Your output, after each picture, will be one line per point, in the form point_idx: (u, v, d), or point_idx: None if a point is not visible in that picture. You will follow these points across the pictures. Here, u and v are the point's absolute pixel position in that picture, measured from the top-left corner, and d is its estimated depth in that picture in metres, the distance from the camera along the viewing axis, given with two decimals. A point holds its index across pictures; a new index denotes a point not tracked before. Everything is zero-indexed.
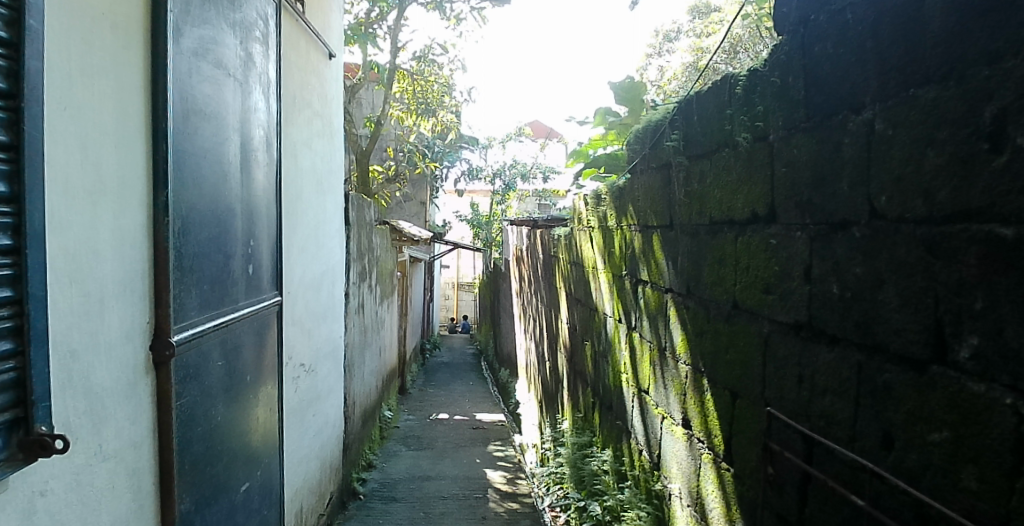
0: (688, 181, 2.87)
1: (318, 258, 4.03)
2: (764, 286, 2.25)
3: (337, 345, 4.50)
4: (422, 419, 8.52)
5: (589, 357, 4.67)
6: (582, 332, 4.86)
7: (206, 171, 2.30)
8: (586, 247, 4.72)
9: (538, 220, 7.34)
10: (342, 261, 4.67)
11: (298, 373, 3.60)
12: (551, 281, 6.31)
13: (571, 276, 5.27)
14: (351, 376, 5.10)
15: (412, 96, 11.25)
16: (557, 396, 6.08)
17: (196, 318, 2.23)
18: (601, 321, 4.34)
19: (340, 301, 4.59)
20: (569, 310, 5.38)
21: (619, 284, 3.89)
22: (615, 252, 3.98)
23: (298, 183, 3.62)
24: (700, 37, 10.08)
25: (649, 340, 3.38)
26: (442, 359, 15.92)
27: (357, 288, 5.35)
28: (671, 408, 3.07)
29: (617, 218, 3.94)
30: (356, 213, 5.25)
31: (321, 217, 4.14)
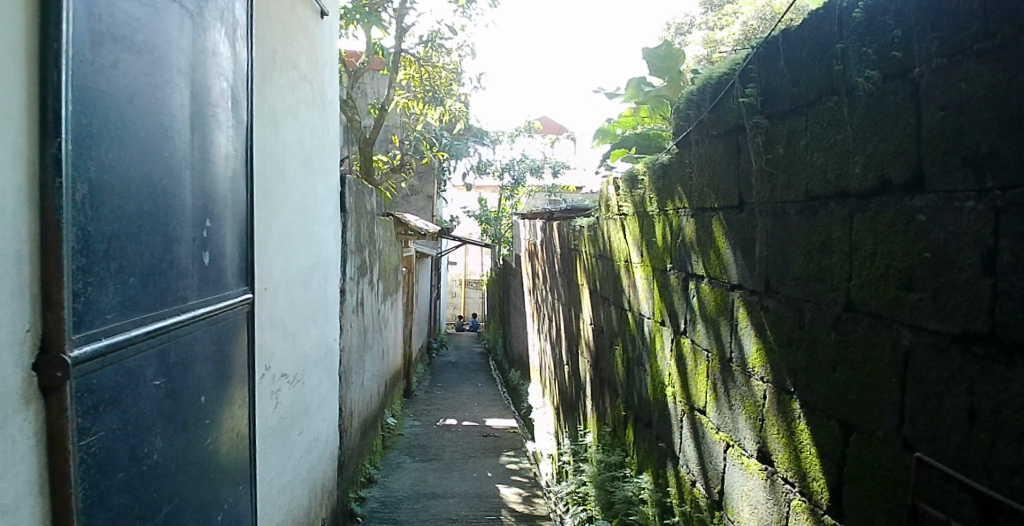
0: (767, 147, 2.24)
1: (306, 248, 3.42)
2: (904, 281, 1.61)
3: (328, 350, 3.88)
4: (428, 425, 7.89)
5: (620, 365, 4.03)
6: (611, 335, 4.22)
7: (132, 121, 1.67)
8: (616, 238, 4.08)
9: (555, 211, 6.70)
10: (337, 254, 4.06)
11: (280, 385, 2.99)
12: (570, 278, 5.67)
13: (595, 272, 4.63)
14: (348, 384, 4.49)
15: (418, 83, 10.61)
16: (578, 405, 5.43)
17: (118, 322, 1.61)
18: (636, 324, 3.70)
19: (333, 300, 3.98)
20: (592, 310, 4.74)
21: (662, 280, 3.25)
22: (656, 242, 3.35)
23: (280, 158, 3.01)
24: (709, 30, 9.43)
25: (705, 347, 2.75)
26: (450, 359, 15.30)
27: (355, 284, 4.73)
28: (739, 434, 2.44)
29: (659, 201, 3.30)
30: (354, 200, 4.64)
31: (311, 200, 3.53)
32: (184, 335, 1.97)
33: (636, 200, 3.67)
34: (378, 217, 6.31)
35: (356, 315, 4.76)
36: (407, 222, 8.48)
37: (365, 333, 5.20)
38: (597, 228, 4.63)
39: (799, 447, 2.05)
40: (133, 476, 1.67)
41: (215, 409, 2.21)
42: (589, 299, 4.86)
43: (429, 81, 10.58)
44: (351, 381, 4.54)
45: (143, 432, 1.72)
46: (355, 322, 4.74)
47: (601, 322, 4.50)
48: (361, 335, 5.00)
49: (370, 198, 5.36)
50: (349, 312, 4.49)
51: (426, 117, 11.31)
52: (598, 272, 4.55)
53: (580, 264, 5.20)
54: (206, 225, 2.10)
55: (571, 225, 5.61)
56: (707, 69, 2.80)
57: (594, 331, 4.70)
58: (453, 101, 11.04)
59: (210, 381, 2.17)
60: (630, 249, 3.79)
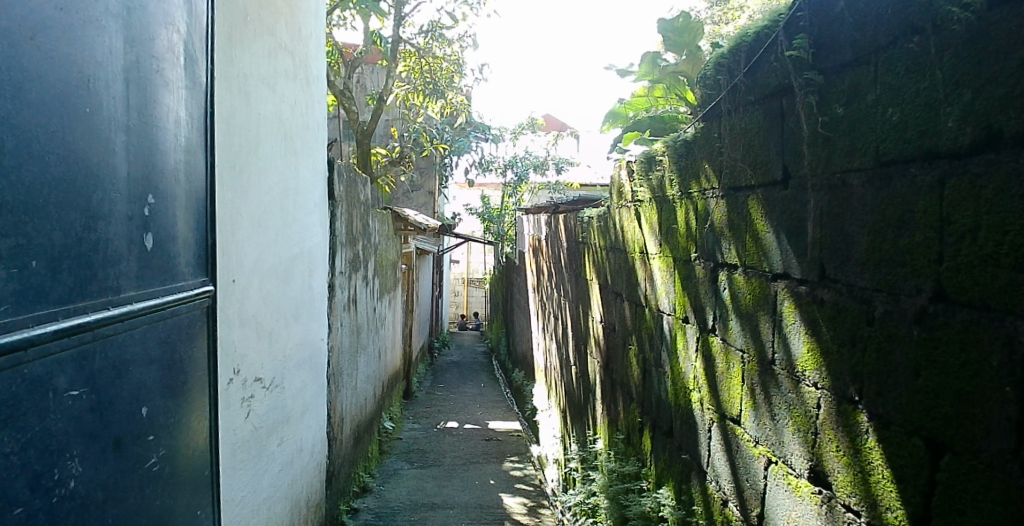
0: (824, 107, 1.87)
1: (287, 238, 3.07)
2: (1020, 262, 1.25)
3: (315, 351, 3.52)
4: (428, 429, 7.52)
5: (635, 366, 3.66)
6: (625, 334, 3.85)
7: (53, 62, 1.27)
8: (630, 228, 3.72)
9: (561, 203, 6.34)
10: (325, 245, 3.70)
11: (254, 391, 2.64)
12: (578, 273, 5.29)
13: (606, 265, 4.26)
14: (340, 387, 4.14)
15: (418, 74, 10.24)
16: (585, 409, 5.06)
17: (20, 317, 1.17)
18: (654, 322, 3.32)
19: (321, 295, 3.63)
20: (603, 306, 4.36)
21: (685, 271, 2.89)
22: (678, 229, 2.98)
23: (252, 134, 2.65)
24: None
25: (739, 347, 2.39)
26: (452, 359, 14.92)
27: (348, 279, 4.38)
28: (785, 449, 2.08)
29: (681, 183, 2.94)
30: (346, 189, 4.29)
31: (293, 185, 3.18)
32: (123, 331, 1.60)
33: (654, 184, 3.30)
34: (374, 210, 5.95)
35: (348, 314, 4.41)
36: (406, 216, 8.11)
37: (359, 331, 4.84)
38: (608, 217, 4.26)
39: (867, 469, 1.69)
40: (57, 507, 1.31)
41: (168, 419, 1.85)
42: (599, 295, 4.48)
43: (429, 72, 10.21)
44: (343, 383, 4.19)
45: (70, 451, 1.36)
46: (348, 320, 4.38)
47: (613, 319, 4.13)
48: (354, 333, 4.65)
49: (365, 188, 5.01)
50: (341, 310, 4.14)
51: (426, 110, 10.94)
52: (609, 265, 4.18)
53: (589, 258, 4.83)
54: (148, 200, 1.72)
55: (579, 216, 5.24)
56: (740, 26, 2.43)
57: (605, 329, 4.33)
58: (454, 93, 10.67)
59: (163, 387, 1.81)
60: (646, 238, 3.42)
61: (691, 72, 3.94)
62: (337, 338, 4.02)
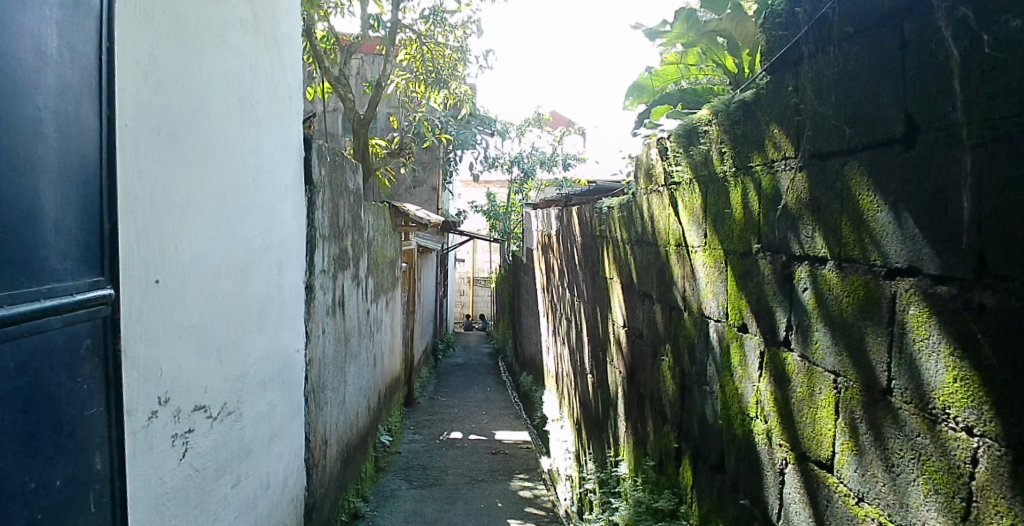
0: (983, 19, 1.26)
1: (248, 229, 2.47)
2: None
3: (292, 365, 2.94)
4: (430, 440, 6.90)
5: (670, 381, 3.04)
6: (656, 342, 3.22)
7: None
8: (662, 218, 3.12)
9: (574, 194, 5.72)
10: (304, 239, 3.11)
11: (200, 422, 2.05)
12: (595, 271, 4.67)
13: (632, 261, 3.64)
14: (326, 405, 3.56)
15: (419, 63, 9.57)
16: (604, 424, 4.44)
17: None
18: (696, 328, 2.70)
19: (300, 298, 3.05)
20: (628, 309, 3.74)
21: (743, 266, 2.28)
22: (733, 214, 2.36)
23: (196, 94, 2.05)
24: None
25: (831, 369, 1.79)
26: (456, 361, 14.30)
27: (338, 279, 3.78)
28: (912, 518, 1.48)
29: (735, 158, 2.34)
30: (334, 175, 3.69)
31: (259, 165, 2.59)
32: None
33: (697, 160, 2.69)
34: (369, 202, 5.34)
35: (339, 319, 3.82)
36: (406, 212, 7.51)
37: (352, 336, 4.26)
38: (633, 206, 3.64)
39: None
40: None
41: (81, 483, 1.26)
42: (622, 296, 3.86)
43: (432, 60, 9.52)
44: (328, 399, 3.60)
45: None
46: (339, 324, 3.81)
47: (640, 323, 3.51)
48: (347, 339, 4.08)
49: (358, 174, 4.41)
50: (330, 314, 3.56)
51: (427, 101, 10.31)
52: (635, 260, 3.58)
53: (609, 254, 4.22)
54: None
55: (596, 206, 4.62)
56: None
57: (630, 334, 3.71)
58: (457, 83, 10.04)
59: (77, 439, 1.21)
60: (686, 229, 2.81)
61: (734, 31, 3.25)
62: (323, 347, 3.44)
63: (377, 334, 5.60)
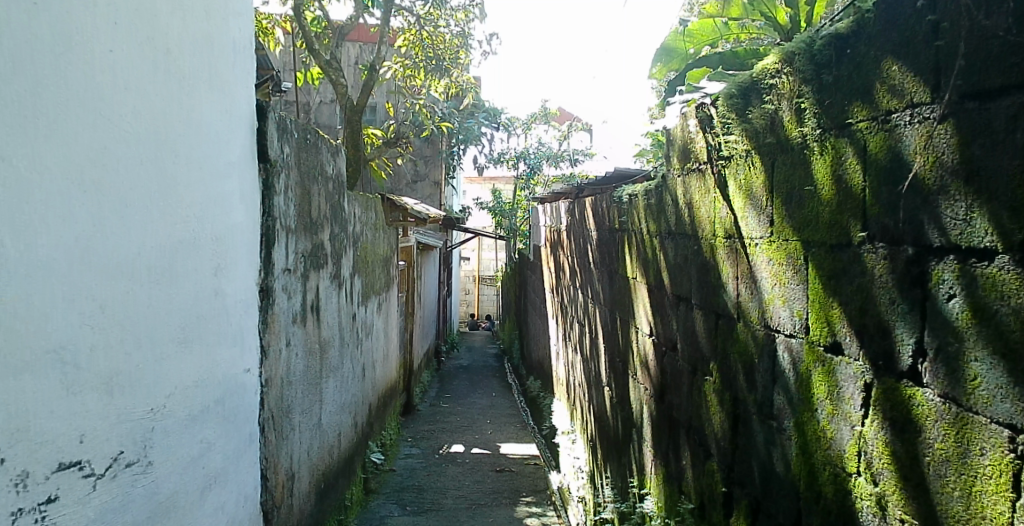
0: None
1: (170, 217, 1.83)
2: None
3: (242, 386, 2.32)
4: (428, 455, 6.13)
5: (719, 408, 2.38)
6: (698, 356, 2.57)
7: None
8: (705, 203, 2.48)
9: (588, 183, 5.06)
10: (262, 230, 2.49)
11: (66, 481, 1.40)
12: (615, 269, 4.02)
13: (663, 256, 2.99)
14: (295, 431, 2.92)
15: (419, 50, 8.82)
16: (626, 448, 3.77)
17: None
18: (759, 343, 2.07)
19: (255, 304, 2.43)
20: (658, 314, 3.09)
21: (836, 264, 1.66)
22: (818, 192, 1.74)
23: (66, 16, 1.39)
24: None
25: (1006, 422, 1.13)
26: (460, 363, 13.63)
27: (311, 278, 3.15)
28: None
29: (825, 115, 1.72)
30: (303, 153, 3.04)
31: (187, 133, 1.93)
32: None
33: (760, 126, 2.05)
34: (357, 192, 4.67)
35: (314, 325, 3.19)
36: (404, 205, 6.88)
37: (333, 346, 3.63)
38: (663, 190, 3.01)
39: None
40: None
41: None
42: (651, 298, 3.21)
43: (432, 46, 8.76)
44: (296, 423, 2.96)
45: None
46: (314, 332, 3.19)
47: (675, 331, 2.85)
48: (325, 348, 3.44)
49: (339, 157, 3.79)
50: (300, 321, 2.95)
51: (428, 92, 9.64)
52: (667, 256, 2.94)
53: (631, 250, 3.58)
54: None
55: (613, 194, 3.99)
56: None
57: (661, 344, 3.06)
58: (459, 71, 9.40)
59: None
60: (740, 215, 2.18)
61: None
62: (290, 362, 2.82)
63: (369, 340, 4.96)
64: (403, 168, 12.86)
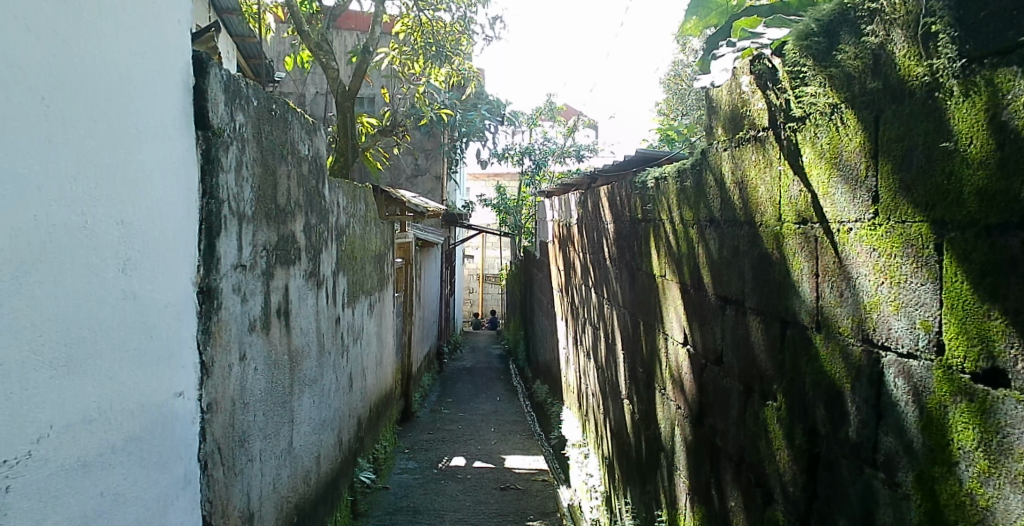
0: None
1: (34, 196, 1.23)
2: None
3: (172, 414, 1.79)
4: (426, 469, 5.54)
5: (790, 443, 1.84)
6: (759, 374, 2.03)
7: None
8: (763, 180, 1.96)
9: (603, 170, 4.48)
10: (204, 217, 1.96)
11: None
12: (638, 265, 3.47)
13: (705, 248, 2.44)
14: (256, 461, 2.38)
15: (418, 36, 8.19)
16: (652, 474, 3.21)
17: None
18: (855, 365, 1.54)
19: (193, 310, 1.90)
20: (698, 319, 2.54)
21: (994, 257, 1.10)
22: (961, 151, 1.19)
23: None
24: None
25: None
26: (464, 365, 13.10)
27: (277, 275, 2.61)
28: None
29: (981, 35, 1.15)
30: (263, 125, 2.48)
31: (67, 76, 1.35)
32: None
33: (856, 69, 1.51)
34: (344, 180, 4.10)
35: (283, 331, 2.66)
36: (400, 197, 6.33)
37: (309, 354, 3.09)
38: (703, 168, 2.48)
39: None
40: None
41: None
42: (688, 300, 2.66)
43: (432, 31, 8.14)
44: (259, 452, 2.41)
45: None
46: (283, 340, 2.66)
47: (721, 341, 2.32)
48: (299, 358, 2.90)
49: (317, 136, 3.25)
50: (262, 328, 2.42)
51: (430, 83, 9.04)
52: (710, 248, 2.40)
53: (659, 242, 3.04)
54: None
55: (635, 179, 3.46)
56: None
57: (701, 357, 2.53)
58: (460, 60, 8.81)
59: None
60: (822, 193, 1.66)
61: None
62: (247, 379, 2.28)
63: (359, 346, 4.43)
64: (403, 161, 12.28)
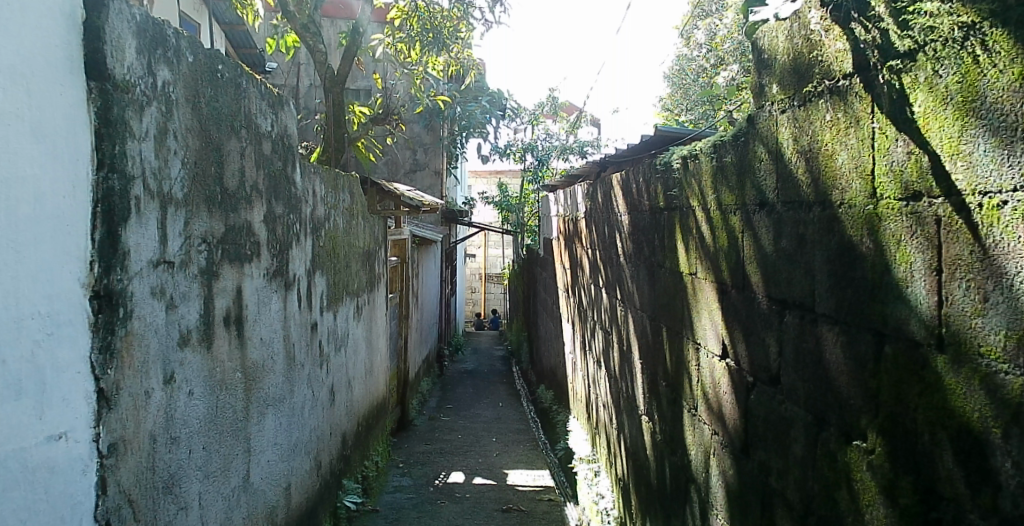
0: None
1: None
2: None
3: (46, 466, 1.28)
4: (421, 488, 5.04)
5: (894, 500, 1.37)
6: (841, 403, 1.56)
7: None
8: (845, 142, 1.52)
9: (619, 154, 3.95)
10: (100, 197, 1.45)
11: None
12: (660, 261, 2.97)
13: (755, 239, 1.97)
14: (194, 508, 1.88)
15: (413, 22, 7.52)
16: (680, 509, 2.71)
17: None
18: (1009, 402, 1.04)
19: (83, 323, 1.40)
20: (743, 328, 2.06)
21: None
22: None
23: None
24: None
25: None
26: (465, 367, 12.64)
27: (226, 273, 2.10)
28: None
29: None
30: (200, 86, 1.97)
31: None
32: None
33: None
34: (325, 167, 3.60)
35: (235, 343, 2.17)
36: (393, 191, 5.83)
37: (276, 369, 2.59)
38: (751, 139, 2.00)
39: None
40: None
41: None
42: (729, 303, 2.17)
43: (429, 16, 7.49)
44: (198, 496, 1.90)
45: None
46: (237, 354, 2.18)
47: (778, 355, 1.85)
48: (261, 374, 2.41)
49: (283, 110, 2.74)
50: (203, 342, 1.93)
51: (428, 71, 8.49)
52: (762, 238, 1.92)
53: (689, 234, 2.54)
54: None
55: (656, 162, 2.97)
56: None
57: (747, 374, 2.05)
58: (459, 47, 8.26)
59: None
60: (948, 152, 1.18)
61: None
62: (177, 407, 1.79)
63: (344, 354, 3.93)
64: (401, 156, 11.76)
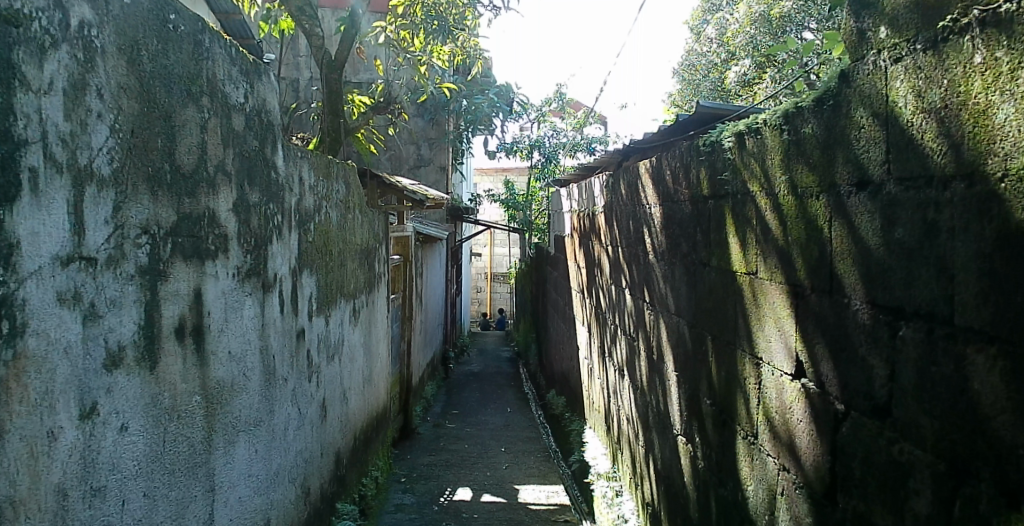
0: None
1: None
2: None
3: None
4: (425, 507, 4.60)
5: None
6: (1001, 453, 1.12)
7: None
8: (1009, 88, 1.08)
9: (651, 138, 3.51)
10: None
11: None
12: (706, 259, 2.52)
13: (857, 232, 1.55)
14: None
15: (417, 10, 7.01)
16: None
17: None
18: None
19: None
20: (837, 344, 1.65)
21: None
22: None
23: None
24: None
25: None
26: (470, 369, 12.20)
27: (178, 273, 1.66)
28: None
29: None
30: (140, 33, 1.52)
31: None
32: None
33: None
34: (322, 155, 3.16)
35: (192, 359, 1.74)
36: (395, 184, 5.42)
37: (251, 387, 2.16)
38: (845, 103, 1.59)
39: None
40: None
41: None
42: (814, 312, 1.75)
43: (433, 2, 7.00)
44: None
45: None
46: (196, 371, 1.76)
47: (892, 381, 1.44)
48: (227, 395, 1.97)
49: (261, 81, 2.29)
50: (139, 362, 1.48)
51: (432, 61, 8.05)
52: (866, 228, 1.52)
53: (749, 227, 2.12)
54: None
55: (697, 142, 2.56)
56: None
57: (841, 400, 1.65)
58: (465, 35, 7.82)
59: None
60: None
61: None
62: (102, 450, 1.33)
63: (338, 363, 3.49)
64: (405, 151, 11.34)
